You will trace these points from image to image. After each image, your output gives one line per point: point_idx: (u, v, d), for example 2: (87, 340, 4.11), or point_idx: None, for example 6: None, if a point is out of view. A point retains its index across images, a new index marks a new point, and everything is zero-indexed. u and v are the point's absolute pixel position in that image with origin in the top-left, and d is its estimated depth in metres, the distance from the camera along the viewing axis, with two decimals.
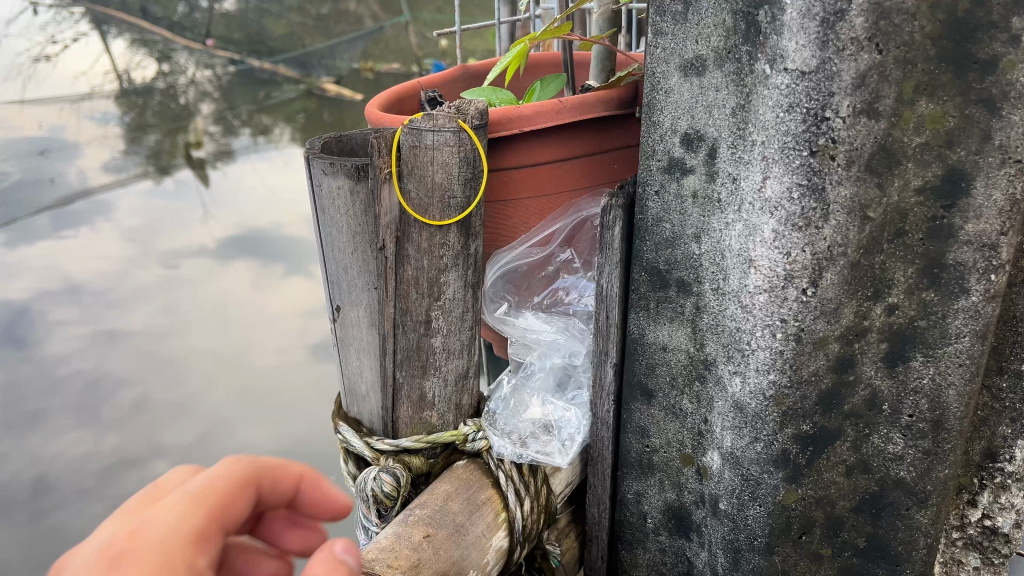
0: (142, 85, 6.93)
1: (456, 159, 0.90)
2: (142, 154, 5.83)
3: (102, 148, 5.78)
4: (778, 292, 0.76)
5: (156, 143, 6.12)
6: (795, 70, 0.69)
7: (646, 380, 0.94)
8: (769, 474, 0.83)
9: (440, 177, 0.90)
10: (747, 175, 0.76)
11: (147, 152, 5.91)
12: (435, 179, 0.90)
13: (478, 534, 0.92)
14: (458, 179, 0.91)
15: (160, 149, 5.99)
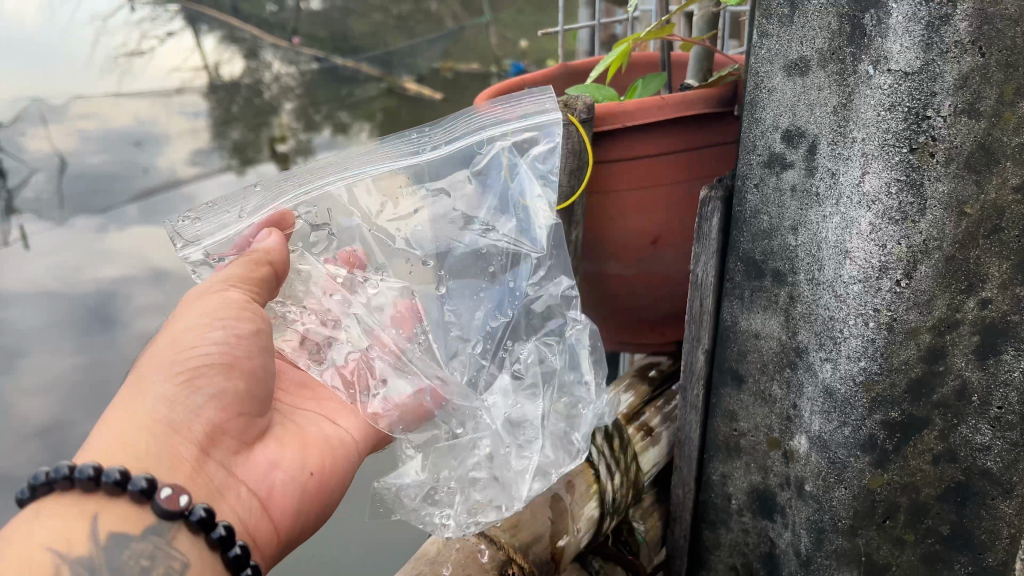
0: (229, 82, 6.85)
1: (472, 186, 1.05)
2: (227, 146, 5.69)
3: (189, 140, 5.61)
4: (873, 282, 0.80)
5: (241, 137, 5.97)
6: (899, 71, 0.73)
7: (737, 366, 0.99)
8: (856, 458, 0.87)
9: (468, 186, 1.05)
10: (846, 171, 0.80)
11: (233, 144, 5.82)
12: (538, 111, 0.99)
13: (570, 506, 0.97)
14: (500, 203, 1.07)
15: (245, 142, 5.92)
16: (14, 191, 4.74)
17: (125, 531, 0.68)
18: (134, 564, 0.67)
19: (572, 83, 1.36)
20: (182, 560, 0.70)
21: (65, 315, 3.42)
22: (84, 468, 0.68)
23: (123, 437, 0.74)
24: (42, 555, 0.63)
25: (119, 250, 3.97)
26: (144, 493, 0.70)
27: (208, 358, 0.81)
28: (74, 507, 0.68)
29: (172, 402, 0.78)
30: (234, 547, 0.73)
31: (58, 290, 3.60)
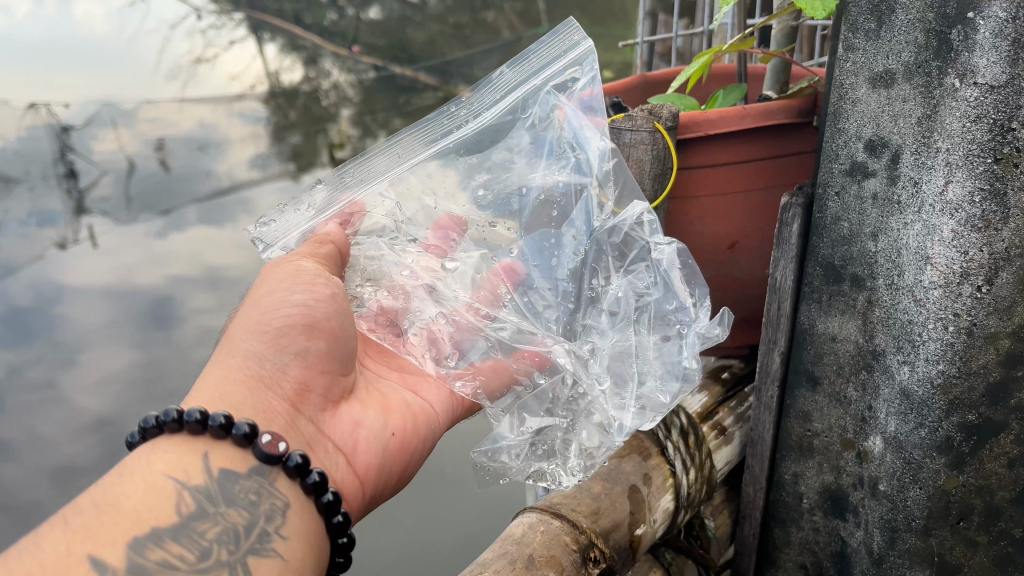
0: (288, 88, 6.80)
1: (526, 141, 1.12)
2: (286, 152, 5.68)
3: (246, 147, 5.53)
4: (953, 287, 0.83)
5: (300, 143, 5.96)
6: (985, 84, 0.76)
7: (813, 368, 1.02)
8: (931, 459, 0.89)
9: (520, 145, 1.12)
10: (929, 180, 0.83)
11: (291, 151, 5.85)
12: (560, 52, 1.07)
13: (648, 496, 1.02)
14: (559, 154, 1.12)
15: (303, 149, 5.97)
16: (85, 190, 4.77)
17: (231, 470, 0.73)
18: (242, 499, 0.72)
19: (651, 93, 1.41)
20: (282, 501, 0.74)
21: (125, 312, 3.55)
22: (191, 413, 0.73)
23: (221, 389, 0.79)
24: (163, 481, 0.70)
25: (179, 251, 4.08)
26: (246, 438, 0.74)
27: (292, 319, 0.86)
28: (185, 446, 0.73)
29: (258, 358, 0.83)
30: (326, 492, 0.77)
31: (121, 289, 3.72)
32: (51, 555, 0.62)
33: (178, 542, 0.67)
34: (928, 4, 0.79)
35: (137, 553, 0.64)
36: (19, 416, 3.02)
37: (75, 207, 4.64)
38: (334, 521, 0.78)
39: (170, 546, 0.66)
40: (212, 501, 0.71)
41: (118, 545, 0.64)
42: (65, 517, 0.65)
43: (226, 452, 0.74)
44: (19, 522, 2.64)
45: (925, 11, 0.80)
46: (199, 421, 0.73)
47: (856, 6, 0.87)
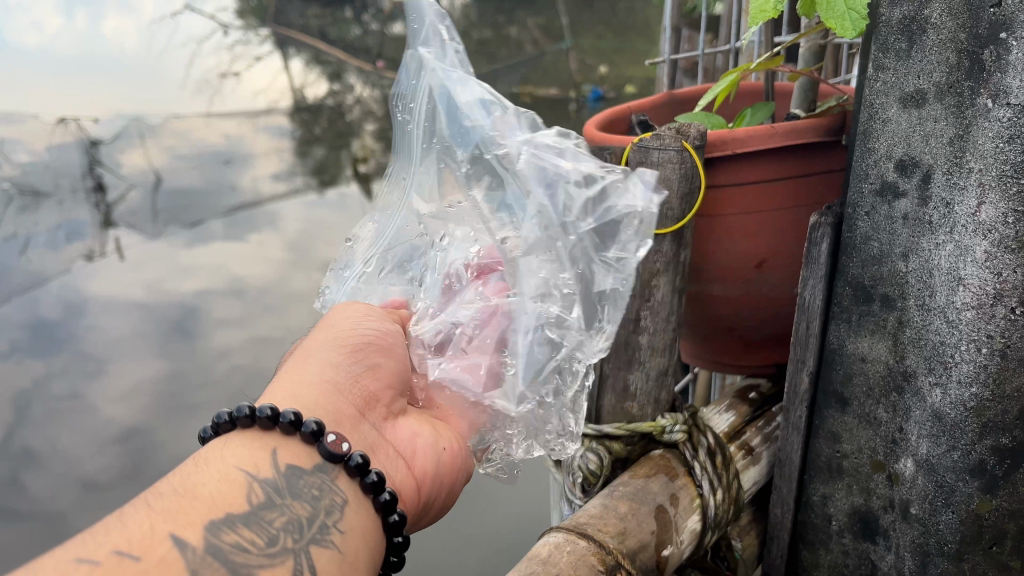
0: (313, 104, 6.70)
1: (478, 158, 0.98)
2: (309, 167, 5.66)
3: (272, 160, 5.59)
4: (987, 309, 0.82)
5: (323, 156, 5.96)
6: (1018, 105, 0.76)
7: (843, 389, 1.01)
8: (965, 483, 0.88)
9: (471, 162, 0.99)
10: (962, 201, 0.82)
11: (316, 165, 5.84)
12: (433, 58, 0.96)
13: (675, 516, 1.01)
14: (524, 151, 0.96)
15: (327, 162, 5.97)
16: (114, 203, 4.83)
17: (298, 466, 0.72)
18: (306, 493, 0.70)
19: (678, 111, 1.41)
20: (342, 497, 0.72)
21: (151, 324, 3.60)
22: (262, 409, 0.72)
23: (297, 389, 0.78)
24: (236, 473, 0.68)
25: (204, 264, 4.14)
26: (314, 436, 0.73)
27: (364, 338, 0.87)
28: (256, 442, 0.72)
29: (336, 366, 0.82)
30: (384, 490, 0.75)
31: (148, 301, 3.78)
32: (137, 530, 0.59)
33: (251, 527, 0.65)
34: (960, 25, 0.79)
35: (214, 533, 0.62)
36: (45, 425, 3.06)
37: (103, 219, 4.67)
38: (390, 520, 0.76)
39: (243, 530, 0.64)
40: (280, 494, 0.69)
41: (197, 526, 0.62)
42: (143, 501, 0.63)
43: (297, 447, 0.73)
44: (42, 529, 2.67)
45: (957, 31, 0.80)
46: (273, 417, 0.72)
47: (886, 27, 0.87)
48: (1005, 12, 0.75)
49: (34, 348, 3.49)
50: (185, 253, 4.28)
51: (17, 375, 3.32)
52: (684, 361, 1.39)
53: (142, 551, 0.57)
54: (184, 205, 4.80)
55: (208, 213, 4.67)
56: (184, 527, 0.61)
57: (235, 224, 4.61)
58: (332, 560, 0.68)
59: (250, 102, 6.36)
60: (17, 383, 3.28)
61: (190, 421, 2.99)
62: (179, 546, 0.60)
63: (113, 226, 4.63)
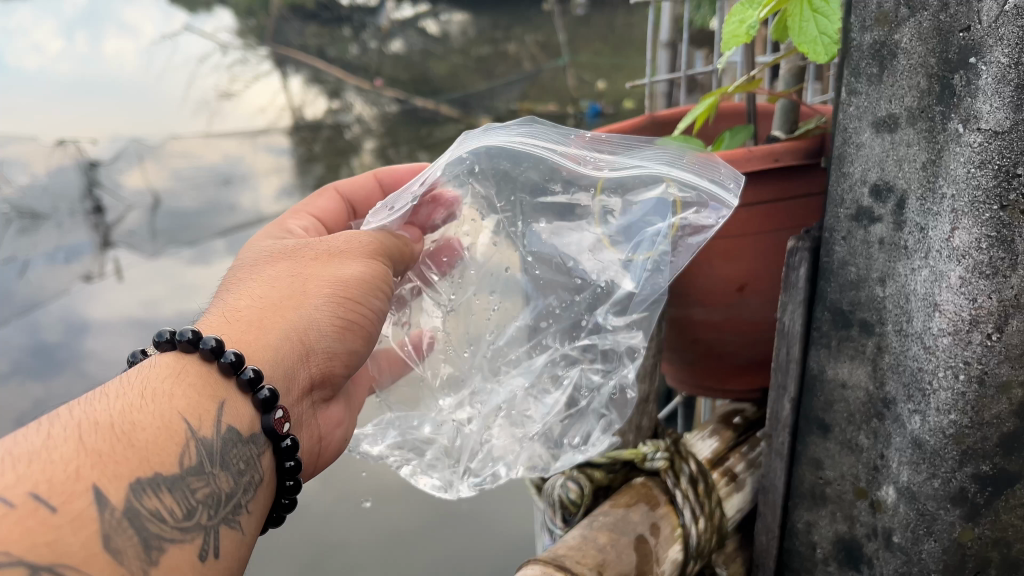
0: (311, 123, 6.54)
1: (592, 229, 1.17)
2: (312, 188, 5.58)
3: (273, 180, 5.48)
4: (963, 335, 0.81)
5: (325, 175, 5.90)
6: (989, 129, 0.75)
7: (823, 415, 1.00)
8: (946, 511, 0.87)
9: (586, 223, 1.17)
10: (936, 226, 0.82)
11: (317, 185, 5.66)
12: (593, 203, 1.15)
13: (655, 546, 1.00)
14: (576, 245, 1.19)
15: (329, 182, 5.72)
16: (113, 224, 4.80)
17: (235, 428, 0.81)
18: (233, 465, 0.79)
19: (659, 133, 1.41)
20: (259, 476, 0.83)
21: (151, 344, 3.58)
22: (228, 353, 0.82)
23: (269, 338, 0.90)
24: (176, 424, 0.74)
25: (203, 283, 4.12)
26: (264, 405, 0.84)
27: (359, 317, 1.01)
28: (201, 389, 0.80)
29: (317, 336, 0.95)
30: (291, 476, 0.88)
31: (147, 321, 3.76)
32: (60, 473, 0.64)
33: (172, 495, 0.71)
34: (929, 49, 0.79)
35: (137, 495, 0.67)
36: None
37: (101, 240, 4.67)
38: (281, 502, 0.90)
39: (166, 496, 0.70)
40: (210, 459, 0.76)
41: (120, 483, 0.67)
42: (78, 428, 0.68)
43: (242, 406, 0.83)
44: None
45: (926, 56, 0.79)
46: (233, 365, 0.82)
47: (857, 52, 0.86)
48: (973, 36, 0.75)
49: (34, 369, 3.49)
50: (187, 271, 4.27)
51: (18, 396, 3.30)
52: (669, 382, 1.39)
53: (59, 503, 0.62)
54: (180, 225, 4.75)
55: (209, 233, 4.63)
56: (109, 478, 0.66)
57: (237, 241, 4.59)
58: (232, 544, 0.76)
59: (249, 121, 6.34)
60: (18, 404, 3.25)
61: None
62: (98, 503, 0.64)
63: (111, 246, 4.66)
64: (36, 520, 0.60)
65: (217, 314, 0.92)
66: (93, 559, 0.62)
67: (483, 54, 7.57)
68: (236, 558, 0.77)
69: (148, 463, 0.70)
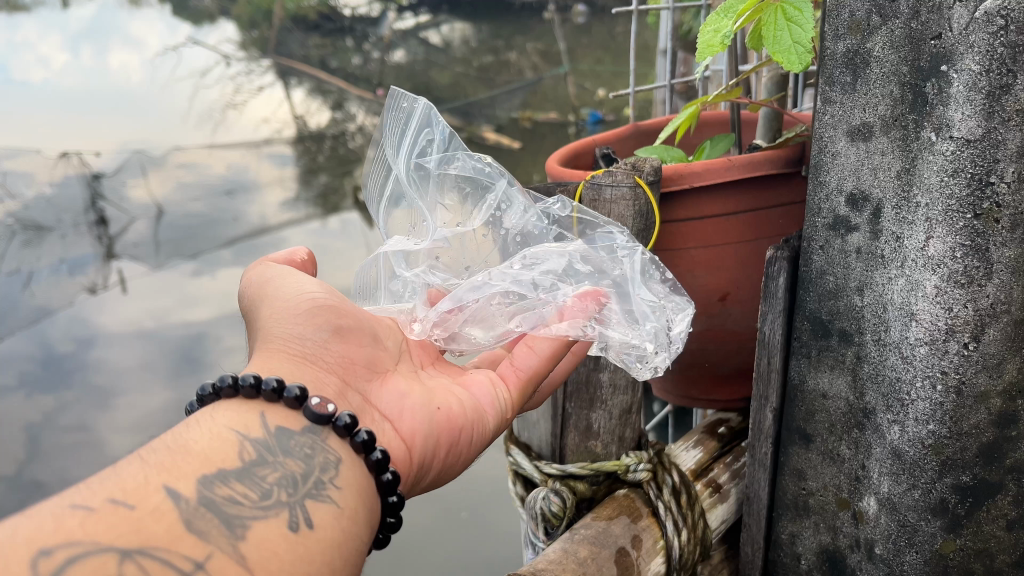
0: (316, 131, 6.44)
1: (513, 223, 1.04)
2: (313, 196, 5.39)
3: (278, 190, 5.43)
4: (939, 345, 0.81)
5: (327, 182, 5.70)
6: (961, 138, 0.75)
7: (805, 425, 0.99)
8: (927, 522, 0.87)
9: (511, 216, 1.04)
10: (911, 235, 0.81)
11: (318, 193, 5.49)
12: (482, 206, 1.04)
13: (638, 561, 1.00)
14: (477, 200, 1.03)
15: (330, 191, 5.54)
16: (116, 235, 4.70)
17: (288, 427, 0.71)
18: (297, 451, 0.70)
19: (643, 142, 1.41)
20: (335, 456, 0.71)
21: (154, 355, 3.57)
22: (269, 380, 0.72)
23: (265, 363, 0.75)
24: (227, 433, 0.68)
25: (209, 293, 4.11)
26: (298, 400, 0.72)
27: (314, 302, 0.81)
28: (240, 408, 0.71)
29: (296, 338, 0.78)
30: (376, 449, 0.73)
31: (153, 331, 3.76)
32: (131, 480, 0.60)
33: (243, 482, 0.65)
34: (902, 57, 0.78)
35: (207, 487, 0.63)
36: (51, 457, 3.04)
37: (106, 252, 4.56)
38: (383, 479, 0.73)
39: (236, 485, 0.65)
40: (272, 452, 0.69)
41: (189, 478, 0.63)
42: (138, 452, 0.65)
43: (283, 414, 0.72)
44: None
45: (899, 64, 0.79)
46: (276, 390, 0.72)
47: (831, 60, 0.86)
48: (944, 44, 0.74)
49: (41, 380, 3.49)
50: (192, 282, 4.26)
51: (26, 409, 3.31)
52: (653, 393, 1.38)
53: (135, 500, 0.59)
54: (184, 235, 4.75)
55: (213, 243, 4.61)
56: (177, 476, 0.62)
57: (241, 250, 4.57)
58: (329, 514, 0.67)
59: (253, 131, 6.34)
60: (28, 417, 3.27)
61: None
62: (172, 497, 0.61)
63: (115, 257, 4.55)
64: (115, 516, 0.57)
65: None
66: (179, 540, 0.58)
67: (484, 62, 7.56)
68: (339, 533, 0.67)
69: (211, 463, 0.65)
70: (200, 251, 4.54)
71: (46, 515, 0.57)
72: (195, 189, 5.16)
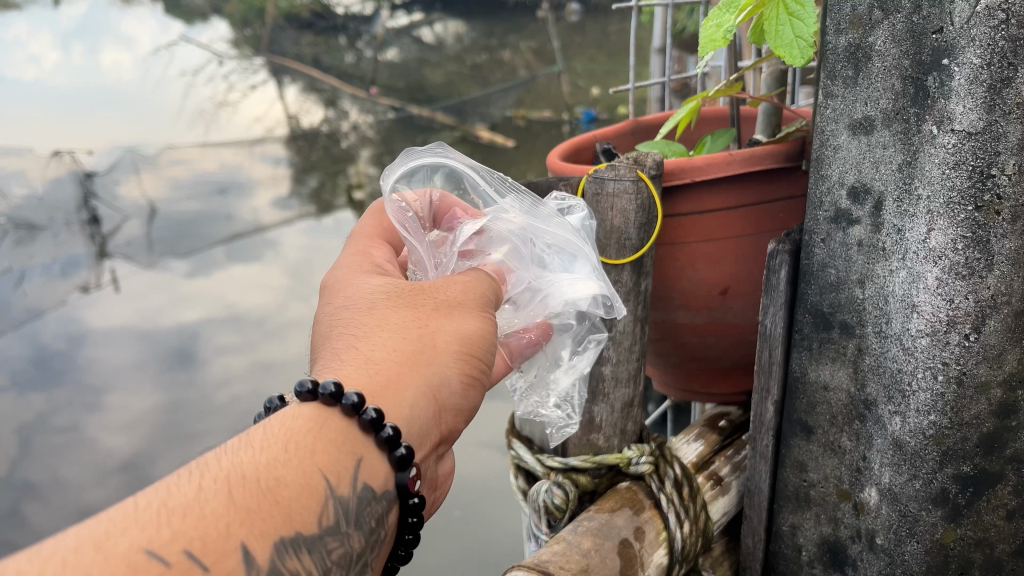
0: (309, 130, 6.43)
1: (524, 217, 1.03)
2: (307, 195, 5.39)
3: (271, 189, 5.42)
4: (941, 336, 0.81)
5: (320, 181, 5.68)
6: (962, 131, 0.75)
7: (806, 418, 1.00)
8: (928, 512, 0.87)
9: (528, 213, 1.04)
10: (913, 227, 0.82)
11: (312, 192, 5.48)
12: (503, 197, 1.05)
13: (641, 553, 1.00)
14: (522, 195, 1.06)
15: (323, 190, 5.53)
16: (109, 234, 4.69)
17: (372, 486, 0.69)
18: (368, 522, 0.69)
19: (642, 138, 1.42)
20: (384, 535, 0.72)
21: (148, 353, 3.56)
22: (389, 429, 0.70)
23: (402, 396, 0.74)
24: (318, 480, 0.65)
25: (203, 291, 4.11)
26: (402, 462, 0.71)
27: (477, 367, 0.81)
28: (344, 444, 0.68)
29: (446, 387, 0.78)
30: (413, 515, 0.74)
31: (147, 330, 3.75)
32: (209, 531, 0.57)
33: (311, 556, 0.63)
34: (903, 51, 0.79)
35: (280, 556, 0.60)
36: (46, 457, 3.04)
37: (98, 251, 4.54)
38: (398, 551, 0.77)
39: (304, 558, 0.63)
40: (347, 519, 0.67)
41: (267, 540, 0.60)
42: (237, 478, 0.60)
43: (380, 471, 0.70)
44: None
45: (901, 58, 0.79)
46: (389, 441, 0.70)
47: (833, 54, 0.86)
48: (946, 38, 0.75)
49: (34, 379, 3.48)
50: (186, 281, 4.25)
51: (19, 408, 3.30)
52: (654, 387, 1.40)
53: (211, 562, 0.56)
54: (177, 234, 4.73)
55: (207, 242, 4.60)
56: (255, 538, 0.59)
57: (235, 249, 4.56)
58: None
59: (246, 131, 6.33)
60: (21, 416, 3.26)
61: (190, 448, 2.97)
62: (245, 562, 0.58)
63: (108, 256, 4.54)
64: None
65: (329, 368, 0.73)
66: None
67: (478, 62, 7.58)
68: None
69: (290, 521, 0.62)
70: (194, 250, 4.53)
71: (122, 559, 0.52)
72: (188, 188, 5.15)
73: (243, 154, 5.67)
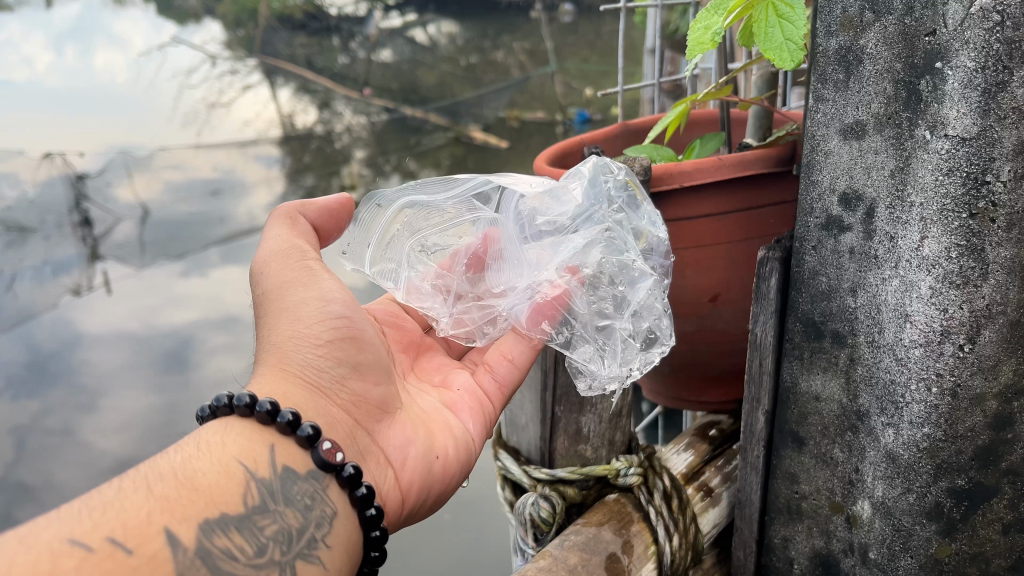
0: (303, 131, 6.40)
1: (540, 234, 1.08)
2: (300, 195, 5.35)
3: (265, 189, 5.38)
4: (935, 347, 0.79)
5: (314, 182, 5.64)
6: (956, 136, 0.73)
7: (798, 429, 0.98)
8: (922, 526, 0.86)
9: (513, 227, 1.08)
10: (905, 235, 0.80)
11: (305, 193, 5.43)
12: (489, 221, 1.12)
13: (628, 568, 0.99)
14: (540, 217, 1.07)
15: (317, 191, 5.49)
16: (102, 236, 4.65)
17: (293, 468, 0.77)
18: (299, 501, 0.76)
19: (631, 142, 1.40)
20: (331, 509, 0.77)
21: (140, 355, 3.53)
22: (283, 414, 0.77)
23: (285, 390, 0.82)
24: (235, 466, 0.74)
25: (197, 293, 4.07)
26: (309, 440, 0.78)
27: (332, 324, 0.88)
28: (254, 434, 0.77)
29: (315, 368, 0.85)
30: (371, 506, 0.80)
31: (140, 333, 3.71)
32: (132, 517, 0.64)
33: (241, 533, 0.70)
34: (895, 54, 0.77)
35: (207, 536, 0.67)
36: (39, 460, 3.00)
37: (91, 252, 4.50)
38: (372, 532, 0.81)
39: (234, 535, 0.70)
40: (274, 497, 0.74)
41: (190, 522, 0.67)
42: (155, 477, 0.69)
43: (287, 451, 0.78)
44: None
45: (893, 61, 0.77)
46: (291, 423, 0.78)
47: (823, 57, 0.84)
48: (939, 41, 0.73)
49: (26, 382, 3.44)
50: (178, 282, 4.21)
51: (11, 411, 3.26)
52: (644, 396, 1.37)
53: (135, 544, 0.63)
54: (170, 235, 4.69)
55: (200, 243, 4.56)
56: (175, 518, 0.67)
57: (230, 251, 4.53)
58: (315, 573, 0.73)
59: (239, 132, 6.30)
60: (13, 419, 3.23)
61: None
62: (171, 544, 0.65)
63: (100, 258, 4.49)
64: (116, 563, 0.61)
65: None
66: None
67: (471, 62, 7.57)
68: None
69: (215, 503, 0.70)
70: (187, 251, 4.49)
71: (45, 548, 0.60)
72: (181, 189, 5.10)
73: (237, 155, 5.64)
